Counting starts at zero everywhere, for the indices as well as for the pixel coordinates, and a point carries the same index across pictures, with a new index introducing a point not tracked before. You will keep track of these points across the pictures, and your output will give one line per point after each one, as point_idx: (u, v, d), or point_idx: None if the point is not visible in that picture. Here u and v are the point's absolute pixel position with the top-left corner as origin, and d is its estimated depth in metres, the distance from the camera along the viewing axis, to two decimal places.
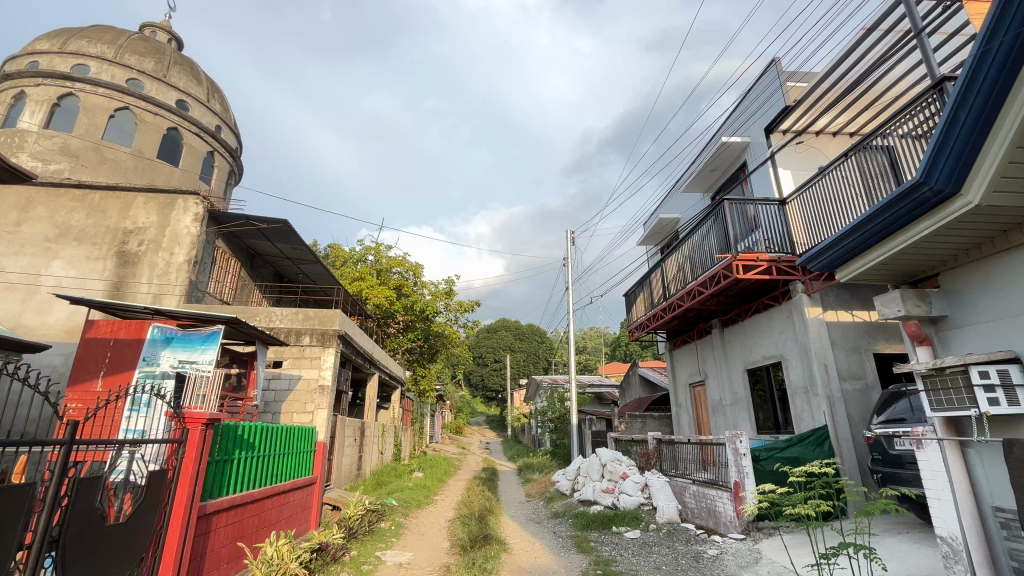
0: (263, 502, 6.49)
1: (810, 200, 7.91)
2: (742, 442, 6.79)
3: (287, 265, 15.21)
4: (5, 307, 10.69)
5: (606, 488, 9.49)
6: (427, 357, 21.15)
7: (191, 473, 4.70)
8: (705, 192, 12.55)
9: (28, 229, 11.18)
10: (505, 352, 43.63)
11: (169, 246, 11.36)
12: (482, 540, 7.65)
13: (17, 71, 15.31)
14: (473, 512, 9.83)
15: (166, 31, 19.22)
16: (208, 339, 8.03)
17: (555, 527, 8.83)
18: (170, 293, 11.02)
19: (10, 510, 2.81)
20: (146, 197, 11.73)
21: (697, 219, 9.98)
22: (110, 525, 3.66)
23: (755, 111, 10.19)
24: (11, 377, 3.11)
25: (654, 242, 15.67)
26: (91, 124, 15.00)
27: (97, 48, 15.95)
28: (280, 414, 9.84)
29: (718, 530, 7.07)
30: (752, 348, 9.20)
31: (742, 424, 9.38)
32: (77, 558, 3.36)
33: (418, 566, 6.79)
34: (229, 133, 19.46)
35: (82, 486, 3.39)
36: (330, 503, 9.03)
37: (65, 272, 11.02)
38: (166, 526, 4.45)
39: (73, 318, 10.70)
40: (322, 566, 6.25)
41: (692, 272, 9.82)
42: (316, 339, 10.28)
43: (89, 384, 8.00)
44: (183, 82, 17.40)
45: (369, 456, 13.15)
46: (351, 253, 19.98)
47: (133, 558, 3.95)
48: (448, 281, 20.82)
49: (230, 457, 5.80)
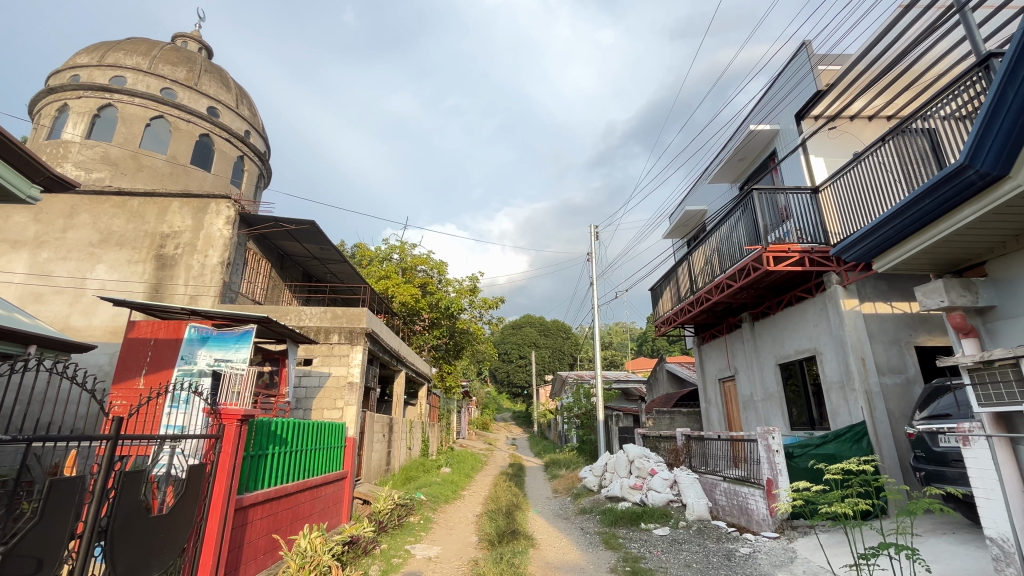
0: (296, 495, 6.67)
1: (844, 187, 7.61)
2: (774, 439, 6.62)
3: (316, 265, 15.57)
4: (54, 310, 11.26)
5: (635, 485, 9.39)
6: (453, 354, 21.34)
7: (227, 467, 4.87)
8: (733, 182, 12.23)
9: (74, 235, 11.75)
10: (530, 348, 43.64)
11: (203, 249, 11.74)
12: (510, 535, 7.68)
13: (60, 85, 16.07)
14: (500, 507, 9.89)
15: (197, 40, 19.86)
16: (242, 338, 8.32)
17: (583, 523, 8.79)
18: (206, 294, 11.40)
19: (64, 501, 2.96)
20: (181, 201, 12.17)
21: (725, 210, 9.74)
22: (154, 517, 3.82)
23: (784, 97, 9.85)
24: (59, 373, 3.23)
25: (679, 235, 15.40)
26: (129, 133, 15.64)
27: (133, 59, 16.58)
28: (311, 411, 10.08)
29: (751, 529, 6.92)
30: (784, 342, 8.94)
31: (774, 420, 9.14)
32: (126, 548, 3.52)
33: (446, 560, 6.87)
34: (258, 138, 20.00)
35: (127, 480, 3.53)
36: (360, 497, 9.21)
37: (108, 275, 11.55)
38: (206, 518, 4.62)
39: (116, 319, 11.20)
40: (353, 558, 6.40)
41: (720, 265, 9.60)
42: (345, 337, 10.50)
43: (133, 381, 8.37)
44: (213, 90, 17.94)
45: (398, 451, 13.38)
46: (377, 252, 20.30)
47: (176, 549, 4.12)
48: (472, 278, 20.96)
49: (265, 452, 5.98)
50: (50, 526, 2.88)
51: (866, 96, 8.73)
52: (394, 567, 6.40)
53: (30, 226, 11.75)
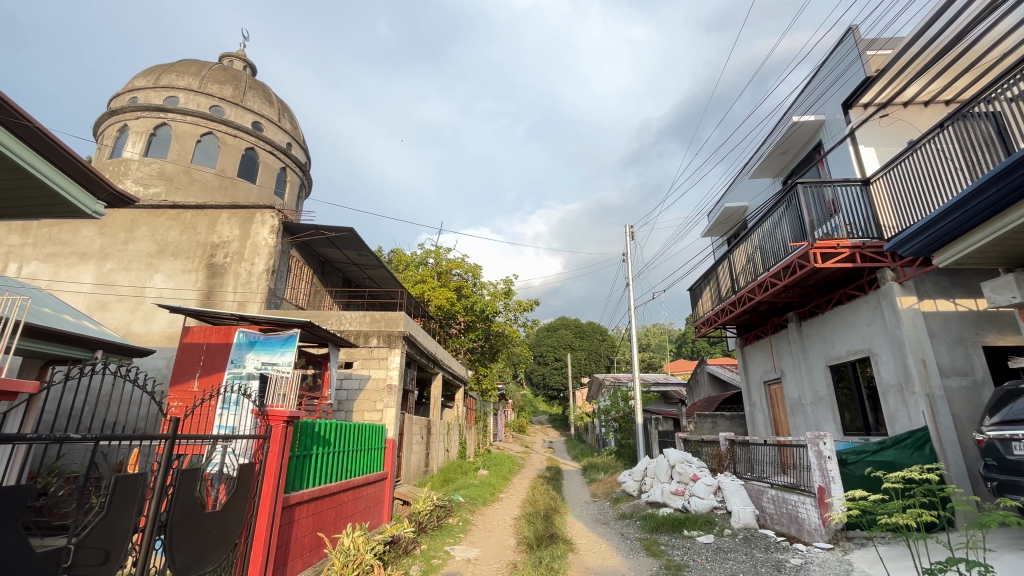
0: (339, 495, 6.86)
1: (899, 178, 7.16)
2: (826, 444, 6.28)
3: (354, 271, 16.02)
4: (118, 317, 12.02)
5: (676, 490, 9.15)
6: (488, 357, 21.44)
7: (275, 466, 5.06)
8: (776, 176, 11.76)
9: (134, 247, 12.54)
10: (566, 350, 43.27)
11: (250, 257, 12.28)
12: (549, 539, 7.61)
13: (120, 107, 17.19)
14: (538, 510, 9.83)
15: (242, 59, 20.84)
16: (287, 342, 8.64)
17: (623, 528, 8.62)
18: (253, 300, 11.93)
19: (127, 497, 3.13)
20: (230, 212, 12.77)
21: (767, 205, 9.36)
22: (208, 513, 4.01)
23: (830, 85, 9.39)
24: (123, 377, 3.42)
25: (719, 232, 14.92)
26: (182, 150, 16.60)
27: (184, 80, 17.56)
28: (352, 413, 10.34)
29: (802, 539, 6.59)
30: (835, 342, 8.49)
31: (825, 424, 8.69)
32: (185, 541, 3.71)
33: (485, 562, 6.89)
34: (299, 149, 20.80)
35: (184, 477, 3.71)
36: (400, 497, 9.37)
37: (165, 284, 12.26)
38: (256, 515, 4.82)
39: (172, 325, 11.86)
40: (394, 558, 6.52)
41: (763, 262, 9.23)
42: (383, 340, 10.75)
43: (187, 384, 8.83)
44: (258, 105, 18.80)
45: (436, 453, 13.56)
46: (413, 257, 20.67)
47: (229, 544, 4.31)
48: (506, 280, 21.04)
49: (309, 452, 6.18)
50: (115, 520, 3.06)
51: (920, 80, 8.23)
52: (434, 568, 6.47)
53: (96, 239, 12.64)
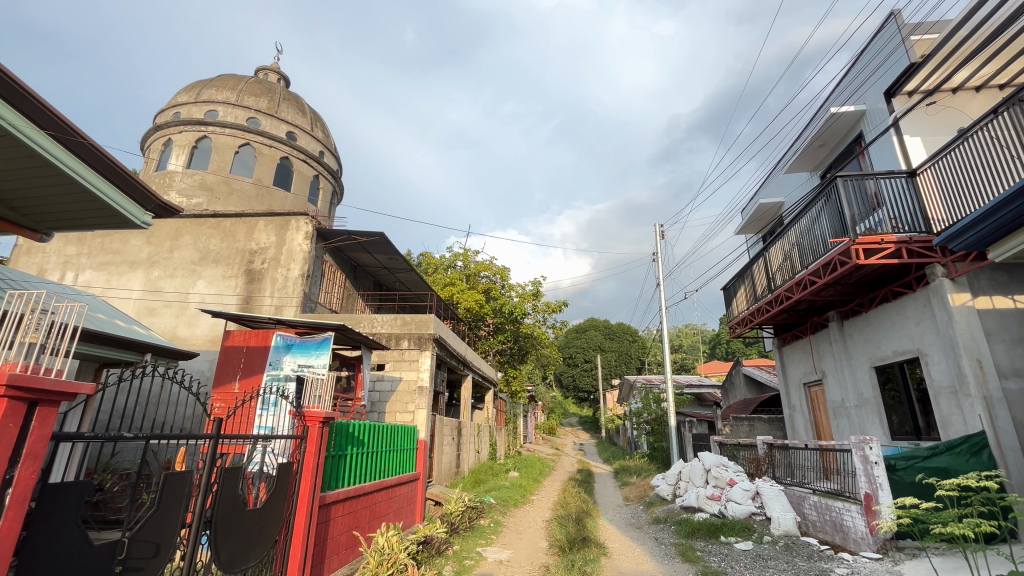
0: (374, 494, 7.00)
1: (949, 168, 6.78)
2: (872, 449, 6.00)
3: (385, 274, 16.35)
4: (164, 322, 12.62)
5: (712, 495, 8.92)
6: (518, 358, 21.45)
7: (312, 465, 5.20)
8: (813, 170, 11.33)
9: (178, 255, 13.14)
10: (595, 352, 42.83)
11: (286, 263, 12.68)
12: (581, 542, 7.52)
13: (164, 122, 18.06)
14: (570, 513, 9.76)
15: (276, 71, 21.57)
16: (322, 345, 8.88)
17: (657, 533, 8.46)
18: (289, 304, 12.32)
19: (176, 492, 3.28)
20: (266, 220, 13.23)
21: (805, 200, 9.03)
22: (249, 510, 4.15)
23: (871, 73, 8.99)
24: (172, 380, 3.60)
25: (753, 229, 14.50)
26: (222, 161, 17.31)
27: (223, 94, 18.31)
28: (385, 414, 10.53)
29: (848, 548, 6.31)
30: (881, 342, 8.10)
31: (871, 428, 8.30)
32: (229, 536, 3.87)
33: (517, 564, 6.89)
34: (331, 157, 21.38)
35: (227, 475, 3.86)
36: (432, 498, 9.48)
37: (207, 289, 12.80)
38: (294, 514, 4.96)
39: (214, 329, 12.35)
40: (427, 558, 6.59)
41: (801, 260, 8.91)
42: (414, 343, 10.91)
43: (229, 386, 9.18)
44: (291, 116, 19.43)
45: (467, 455, 13.66)
46: (442, 260, 20.92)
47: (269, 541, 4.45)
48: (535, 282, 21.03)
49: (344, 452, 6.34)
50: (165, 516, 3.20)
51: (971, 64, 7.80)
52: (466, 568, 6.51)
53: (144, 248, 13.32)
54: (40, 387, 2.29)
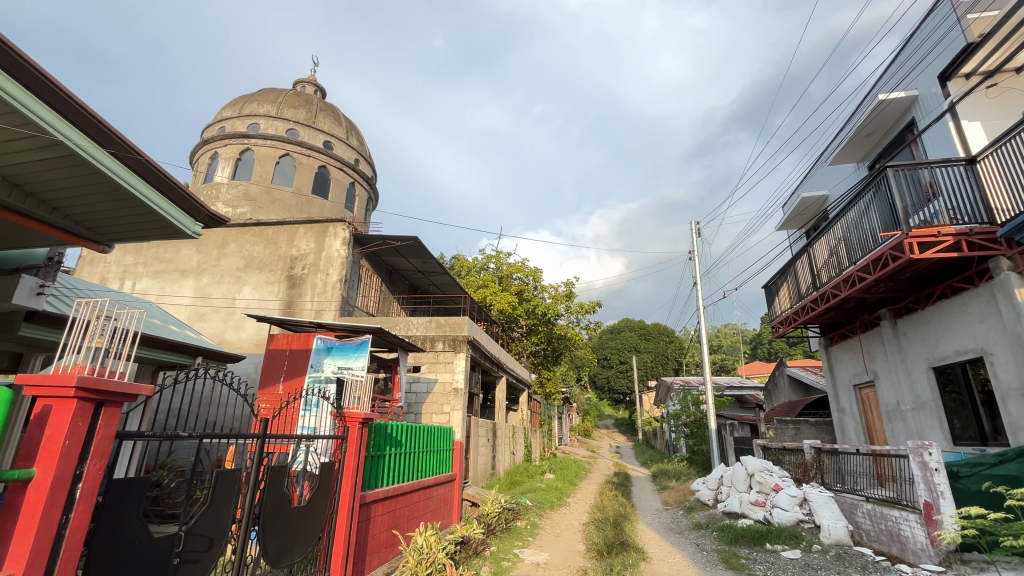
0: (412, 494, 7.12)
1: (1014, 153, 6.31)
2: (932, 455, 5.65)
3: (420, 278, 16.65)
4: (213, 326, 13.23)
5: (757, 501, 8.59)
6: (552, 360, 21.36)
7: (353, 465, 5.34)
8: (861, 160, 10.79)
9: (225, 262, 13.80)
10: (631, 352, 42.14)
11: (325, 268, 13.10)
12: (619, 546, 7.40)
13: (211, 137, 18.98)
14: (608, 516, 9.62)
15: (313, 84, 22.33)
16: (360, 347, 9.13)
17: (698, 539, 8.22)
18: (329, 308, 12.72)
19: (227, 489, 3.44)
20: (306, 227, 13.70)
21: (853, 193, 8.60)
22: (294, 508, 4.31)
23: (923, 56, 8.50)
24: (222, 381, 3.78)
25: (795, 224, 13.93)
26: (264, 171, 18.05)
27: (264, 107, 19.11)
28: (422, 415, 10.68)
29: (906, 559, 5.98)
30: (939, 341, 7.61)
31: (929, 433, 7.81)
32: (276, 532, 4.03)
33: (555, 567, 6.85)
34: (366, 164, 21.94)
35: (273, 474, 4.02)
36: (469, 499, 9.59)
37: (251, 295, 13.37)
38: (337, 512, 5.11)
39: (258, 333, 12.89)
40: (465, 558, 6.65)
41: (849, 255, 8.49)
42: (449, 345, 11.05)
43: (274, 387, 9.54)
44: (328, 126, 20.07)
45: (502, 457, 13.72)
46: (475, 262, 21.11)
47: (313, 538, 4.60)
48: (567, 283, 20.91)
49: (383, 453, 6.48)
50: (218, 511, 3.37)
51: None
52: (503, 569, 6.53)
53: (195, 257, 14.04)
54: (105, 389, 2.44)
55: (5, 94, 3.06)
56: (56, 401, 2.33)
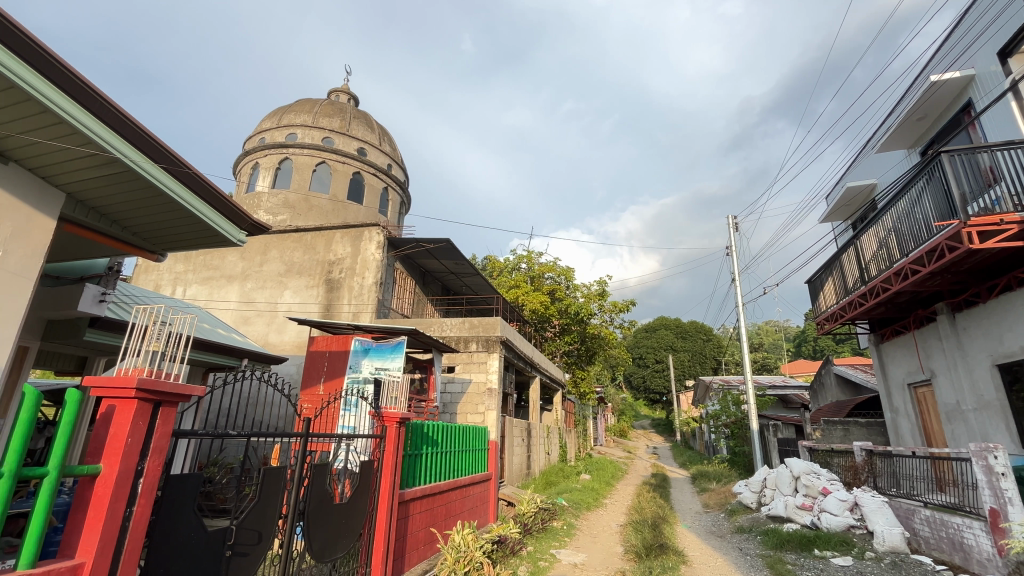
0: (449, 493, 7.22)
1: None
2: (997, 459, 5.29)
3: (452, 279, 16.87)
4: (258, 330, 13.80)
5: (803, 504, 8.27)
6: (585, 360, 21.18)
7: (391, 463, 5.44)
8: (912, 146, 10.20)
9: (268, 268, 14.36)
10: (667, 351, 41.26)
11: (361, 272, 13.44)
12: (658, 549, 7.27)
13: (252, 148, 19.79)
14: (646, 518, 9.47)
15: (346, 92, 22.95)
16: (396, 348, 9.33)
17: (741, 543, 7.98)
18: (365, 311, 13.05)
19: (273, 486, 3.58)
20: (342, 232, 14.10)
21: (903, 180, 8.15)
22: (337, 504, 4.45)
23: (980, 33, 7.96)
24: (268, 383, 3.93)
25: (841, 216, 13.29)
26: (302, 179, 18.68)
27: (301, 117, 19.78)
28: (457, 415, 10.81)
29: (970, 569, 5.62)
30: (1003, 337, 7.11)
31: (994, 434, 7.31)
32: (320, 528, 4.17)
33: (593, 568, 6.80)
34: (398, 169, 22.37)
35: (316, 471, 4.15)
36: (505, 498, 9.64)
37: (292, 299, 13.87)
38: (376, 509, 5.23)
39: (299, 335, 13.34)
40: (502, 557, 6.69)
41: (900, 247, 8.05)
42: (482, 345, 11.14)
43: (315, 388, 9.84)
44: (361, 133, 20.58)
45: (537, 457, 13.71)
46: (507, 263, 21.19)
47: (355, 534, 4.74)
48: (600, 281, 20.70)
49: (420, 452, 6.58)
50: (265, 506, 3.51)
51: None
52: (541, 569, 6.53)
53: (239, 263, 14.69)
54: (162, 389, 2.58)
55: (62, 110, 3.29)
56: (120, 402, 2.48)
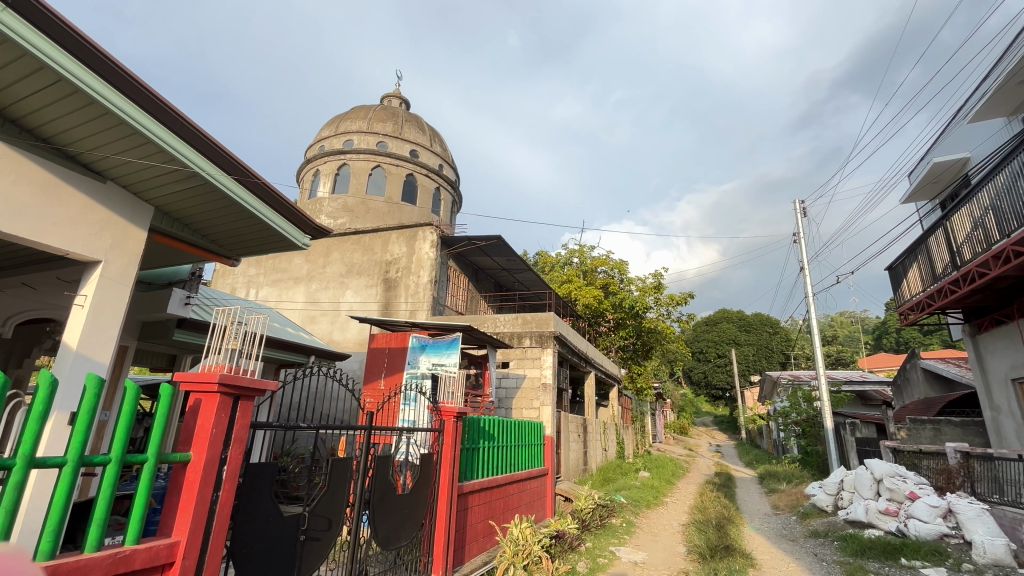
0: (507, 487, 7.30)
1: None
2: None
3: (505, 276, 17.00)
4: (323, 328, 14.57)
5: (887, 509, 7.64)
6: (642, 354, 20.68)
7: (450, 457, 5.56)
8: (1013, 113, 9.08)
9: (330, 269, 15.12)
10: (730, 345, 39.47)
11: (416, 270, 13.84)
12: (724, 551, 6.98)
13: (313, 155, 20.85)
14: (709, 518, 9.13)
15: (397, 97, 23.64)
16: (451, 345, 9.55)
17: (816, 548, 7.50)
18: (421, 308, 13.44)
19: (341, 476, 3.76)
20: (397, 233, 14.57)
21: (1002, 152, 7.30)
22: (399, 494, 4.61)
23: None
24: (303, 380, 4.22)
25: (926, 195, 12.08)
26: (359, 183, 19.46)
27: (356, 124, 20.62)
28: (512, 410, 10.89)
29: None
30: None
31: None
32: (384, 516, 4.35)
33: (654, 567, 6.63)
34: (450, 168, 22.78)
35: (379, 463, 4.32)
36: (562, 494, 9.64)
37: (353, 298, 14.53)
38: (436, 501, 5.37)
39: (360, 333, 13.96)
40: (561, 552, 6.68)
41: (999, 227, 7.22)
42: (536, 341, 11.15)
43: (376, 383, 10.24)
44: (413, 135, 21.15)
45: (594, 453, 13.56)
46: (558, 257, 21.09)
47: (417, 524, 4.91)
48: (656, 274, 20.09)
49: (477, 445, 6.69)
50: (335, 495, 3.70)
51: None
52: (600, 566, 6.45)
53: (305, 265, 15.54)
54: (240, 384, 2.78)
55: (143, 128, 3.61)
56: (204, 395, 2.69)
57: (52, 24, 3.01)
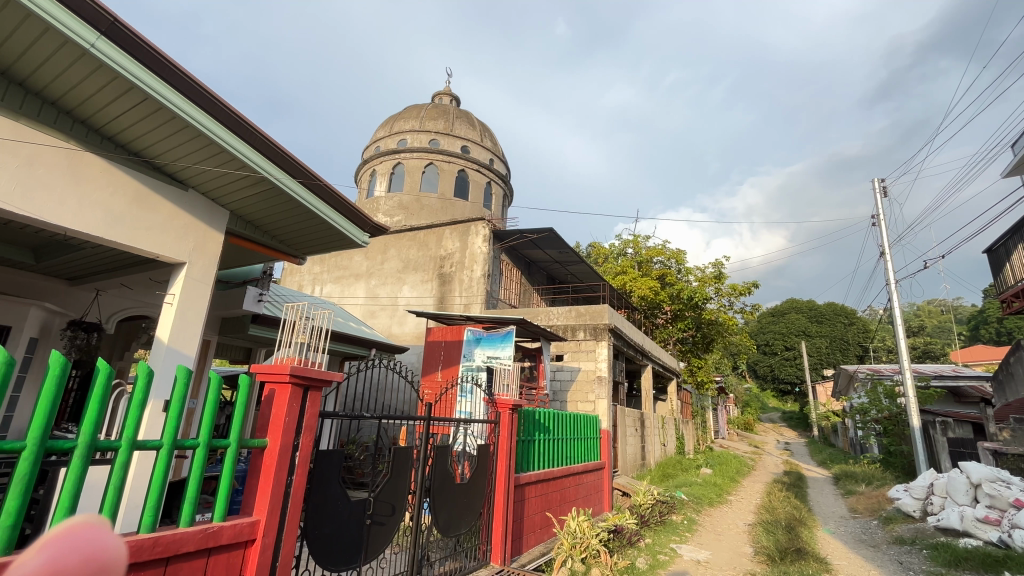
0: (562, 479, 7.28)
1: None
2: None
3: (557, 268, 16.90)
4: (382, 322, 15.16)
5: (987, 518, 6.92)
6: (702, 347, 19.89)
7: (506, 449, 5.61)
8: None
9: (388, 266, 15.69)
10: (800, 338, 37.17)
11: (470, 265, 14.06)
12: (795, 554, 6.60)
13: (369, 156, 21.64)
14: (777, 519, 8.67)
15: (449, 94, 23.99)
16: (506, 338, 9.62)
17: (901, 556, 6.93)
18: (476, 301, 13.64)
19: (402, 463, 3.91)
20: (451, 228, 14.84)
21: None
22: (458, 483, 4.73)
23: None
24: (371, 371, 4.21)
25: None
26: (413, 181, 19.99)
27: (409, 123, 21.16)
28: (567, 403, 10.84)
29: None
30: None
31: None
32: (444, 504, 4.48)
33: (718, 567, 6.39)
34: (500, 162, 22.87)
35: (438, 453, 4.44)
36: (620, 488, 9.52)
37: (410, 293, 14.98)
38: (494, 491, 5.44)
39: (418, 326, 14.38)
40: (619, 547, 6.58)
41: None
42: (590, 333, 11.01)
43: (433, 375, 10.52)
44: (464, 131, 21.41)
45: (652, 448, 13.25)
46: (612, 249, 20.68)
47: (476, 513, 5.02)
48: (717, 263, 19.22)
49: (532, 438, 6.70)
50: (397, 482, 3.86)
51: None
52: (659, 563, 6.29)
53: (364, 262, 16.23)
54: (309, 375, 2.93)
55: (218, 138, 3.89)
56: (278, 386, 2.87)
57: (139, 48, 3.31)
